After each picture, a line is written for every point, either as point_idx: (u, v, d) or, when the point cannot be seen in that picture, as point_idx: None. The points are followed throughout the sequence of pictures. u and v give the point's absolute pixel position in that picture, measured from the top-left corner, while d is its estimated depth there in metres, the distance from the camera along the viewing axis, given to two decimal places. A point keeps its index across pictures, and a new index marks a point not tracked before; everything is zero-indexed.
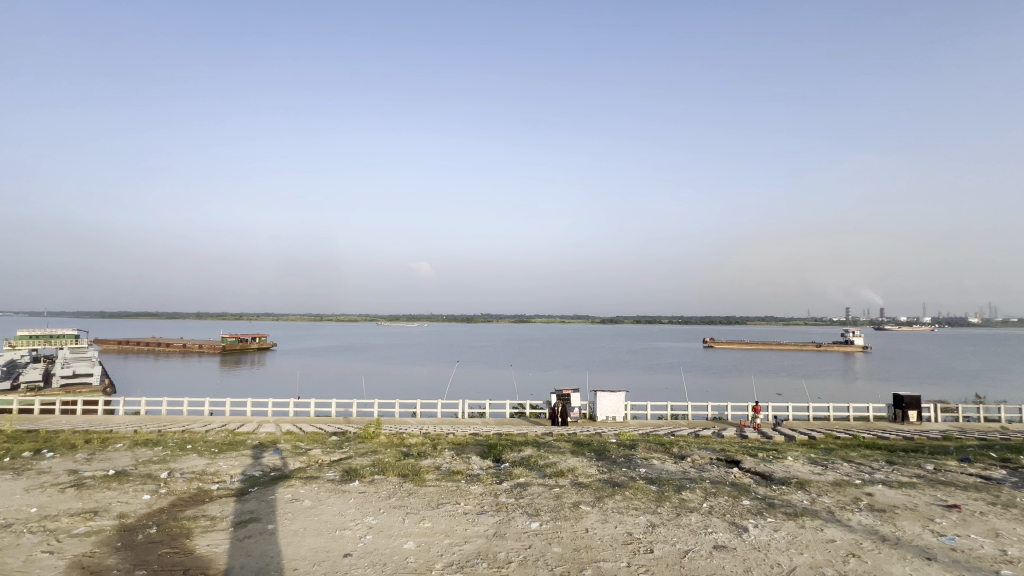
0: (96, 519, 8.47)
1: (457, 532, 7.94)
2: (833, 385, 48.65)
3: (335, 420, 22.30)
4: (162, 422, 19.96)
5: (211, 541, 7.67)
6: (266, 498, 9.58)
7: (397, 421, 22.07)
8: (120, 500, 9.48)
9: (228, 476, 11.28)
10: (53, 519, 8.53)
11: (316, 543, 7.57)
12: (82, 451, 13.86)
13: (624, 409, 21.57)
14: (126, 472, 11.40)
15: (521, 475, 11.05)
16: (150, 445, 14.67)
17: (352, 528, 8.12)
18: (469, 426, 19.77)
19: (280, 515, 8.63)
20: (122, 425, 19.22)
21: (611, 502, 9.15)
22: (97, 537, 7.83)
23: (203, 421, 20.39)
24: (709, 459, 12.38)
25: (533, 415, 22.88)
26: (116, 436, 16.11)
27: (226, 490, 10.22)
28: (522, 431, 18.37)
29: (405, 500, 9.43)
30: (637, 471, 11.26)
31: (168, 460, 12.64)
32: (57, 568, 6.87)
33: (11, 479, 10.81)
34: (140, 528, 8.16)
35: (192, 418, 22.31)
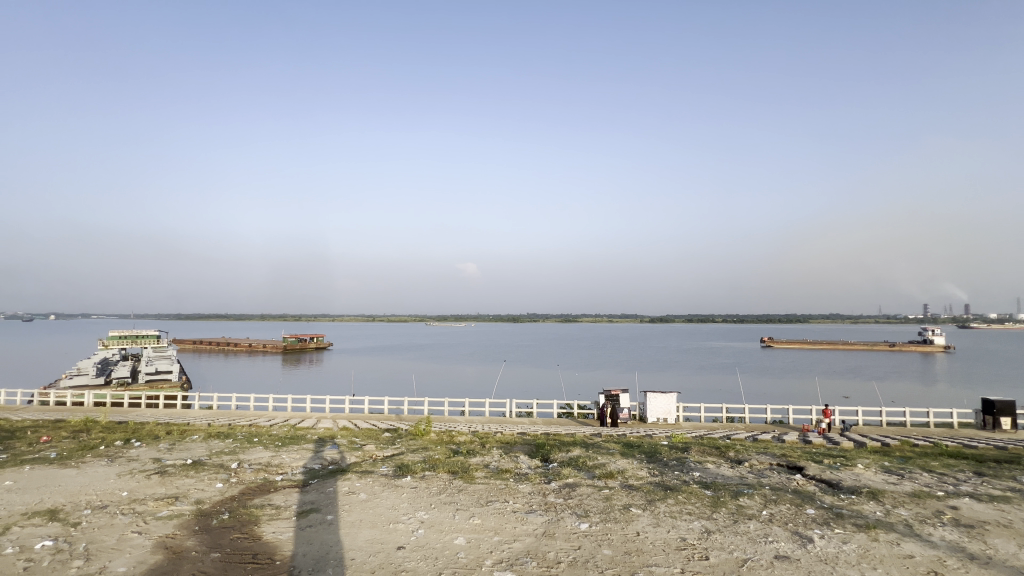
0: (177, 504, 9.23)
1: (506, 530, 7.99)
2: (911, 388, 44.74)
3: (388, 417, 23.09)
4: (231, 416, 21.47)
5: (276, 528, 8.16)
6: (325, 490, 10.05)
7: (447, 419, 22.51)
8: (197, 487, 10.30)
9: (290, 468, 11.94)
10: (141, 502, 9.39)
11: (371, 535, 7.87)
12: (163, 441, 15.12)
13: (675, 410, 20.91)
14: (201, 462, 12.35)
15: (570, 475, 10.98)
16: (220, 438, 15.75)
17: (405, 522, 8.37)
18: (517, 425, 19.88)
19: (338, 507, 9.05)
20: (198, 418, 20.86)
21: (664, 505, 8.89)
22: (178, 520, 8.54)
23: (268, 416, 21.70)
24: (769, 464, 11.75)
25: (581, 415, 22.66)
26: (192, 429, 17.45)
27: (289, 481, 10.86)
28: (570, 431, 18.25)
29: (455, 497, 9.62)
30: (690, 475, 10.89)
31: (237, 452, 13.57)
32: (145, 546, 7.54)
33: (105, 465, 11.97)
34: (215, 514, 8.81)
35: (257, 413, 23.83)
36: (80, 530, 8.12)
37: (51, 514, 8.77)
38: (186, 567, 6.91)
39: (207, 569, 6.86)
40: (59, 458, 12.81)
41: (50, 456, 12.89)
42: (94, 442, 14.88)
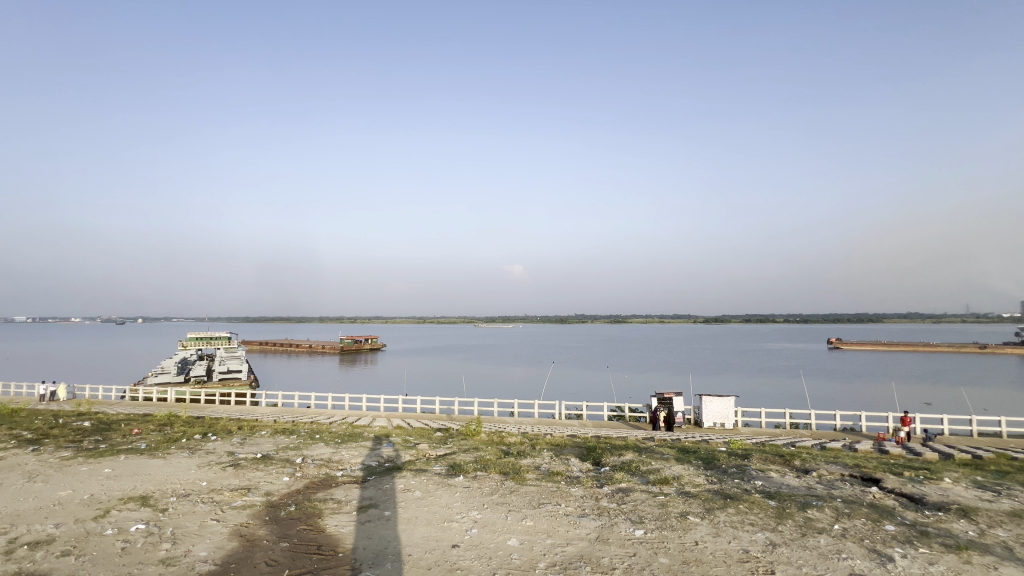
0: (249, 495, 9.91)
1: (559, 533, 7.96)
2: (1006, 395, 40.28)
3: (439, 417, 23.60)
4: (295, 414, 22.75)
5: (338, 522, 8.55)
6: (383, 487, 10.43)
7: (496, 419, 22.77)
8: (266, 479, 11.01)
9: (349, 464, 12.47)
10: (218, 492, 10.14)
11: (427, 532, 8.06)
12: (235, 436, 16.25)
13: (734, 415, 19.97)
14: (269, 456, 13.16)
15: (623, 480, 10.76)
16: (285, 434, 16.73)
17: (459, 521, 8.53)
18: (567, 427, 19.69)
19: (395, 504, 9.35)
20: (265, 415, 22.29)
21: (723, 515, 8.51)
22: (251, 510, 9.15)
23: (328, 414, 22.82)
24: (841, 476, 10.95)
25: (633, 419, 22.16)
26: (260, 425, 18.65)
27: (349, 477, 11.35)
28: (621, 434, 17.89)
29: (507, 498, 9.68)
30: (752, 483, 10.36)
31: (301, 448, 14.37)
32: (222, 533, 8.14)
33: (186, 457, 13.04)
34: (283, 506, 9.37)
35: (318, 411, 25.11)
36: (168, 516, 8.89)
37: (143, 500, 9.67)
38: (258, 555, 7.37)
39: (278, 557, 7.30)
40: (148, 449, 14.09)
41: (141, 448, 14.20)
42: (177, 435, 16.25)
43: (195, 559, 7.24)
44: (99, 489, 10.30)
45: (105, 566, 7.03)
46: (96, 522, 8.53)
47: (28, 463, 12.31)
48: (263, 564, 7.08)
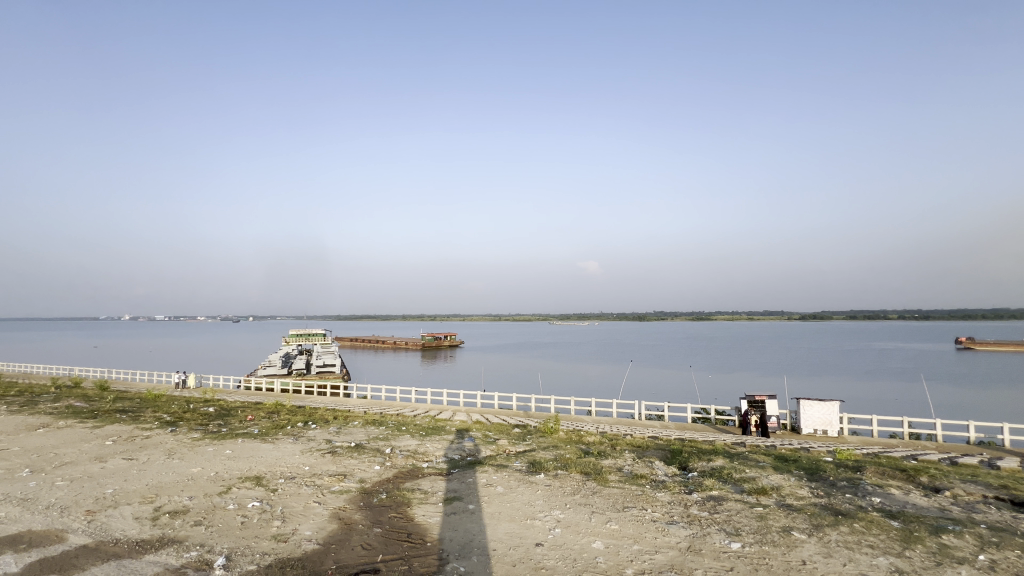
0: (345, 481, 10.65)
1: (646, 540, 7.62)
2: None
3: (517, 413, 23.82)
4: (383, 406, 24.18)
5: (425, 512, 8.89)
6: (466, 480, 10.68)
7: (574, 417, 22.52)
8: (360, 467, 11.78)
9: (434, 457, 12.96)
10: (318, 477, 11.03)
11: (510, 529, 8.12)
12: (331, 425, 17.57)
13: (838, 422, 17.98)
14: (361, 445, 14.06)
15: (714, 488, 10.08)
16: (374, 425, 17.78)
17: (542, 519, 8.48)
18: (648, 429, 18.91)
19: (479, 498, 9.52)
20: (357, 406, 23.93)
21: (836, 534, 7.65)
22: (347, 495, 9.82)
23: (412, 408, 23.94)
24: (982, 498, 9.39)
25: (720, 421, 20.80)
26: (352, 416, 20.02)
27: (434, 469, 11.77)
28: (707, 438, 16.85)
29: (590, 499, 9.47)
30: (867, 500, 9.21)
31: (390, 438, 15.20)
32: (324, 516, 8.78)
33: (290, 443, 14.32)
34: (375, 493, 9.95)
35: (403, 404, 26.45)
36: (277, 495, 9.79)
37: (257, 480, 10.76)
38: (355, 538, 7.87)
39: (372, 542, 7.72)
40: (259, 434, 15.68)
41: (254, 433, 15.83)
42: (283, 422, 17.93)
43: (302, 538, 7.88)
44: (222, 468, 11.63)
45: (229, 537, 7.88)
46: (220, 498, 9.62)
47: (166, 442, 14.22)
48: (360, 548, 7.52)
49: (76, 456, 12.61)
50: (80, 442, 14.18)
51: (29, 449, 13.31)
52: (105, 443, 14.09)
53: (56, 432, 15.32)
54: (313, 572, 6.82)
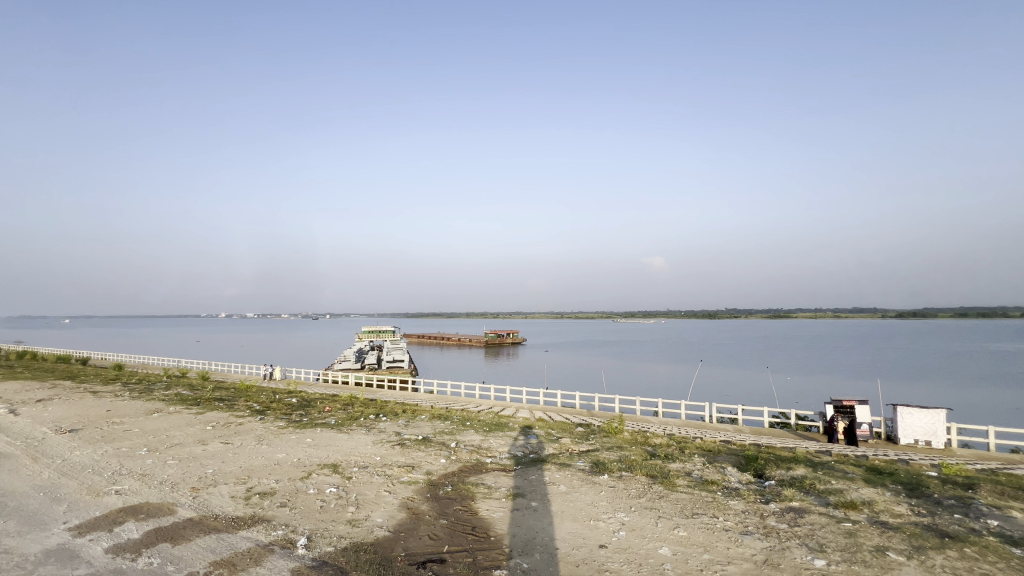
0: (413, 473, 11.09)
1: (718, 549, 7.24)
2: None
3: (580, 412, 23.54)
4: (449, 402, 24.90)
5: (489, 506, 9.05)
6: (529, 477, 10.74)
7: (639, 418, 21.87)
8: (427, 460, 12.22)
9: (497, 452, 13.15)
10: (389, 467, 11.59)
11: (573, 528, 8.07)
12: (400, 419, 18.36)
13: (944, 433, 16.01)
14: (428, 438, 14.59)
15: (794, 499, 9.36)
16: (440, 420, 18.34)
17: (606, 521, 8.32)
18: (719, 432, 17.94)
19: (542, 496, 9.53)
20: (424, 401, 24.82)
21: (942, 558, 6.82)
22: (415, 486, 10.23)
23: (476, 404, 24.46)
24: None
25: (802, 428, 19.27)
26: (420, 410, 20.80)
27: (497, 464, 11.94)
28: (786, 444, 15.69)
29: (657, 503, 9.15)
30: (980, 523, 8.12)
31: (455, 433, 15.62)
32: (394, 504, 9.21)
33: (363, 434, 15.14)
34: (441, 486, 10.27)
35: (467, 399, 27.07)
36: (352, 483, 10.41)
37: (334, 467, 11.51)
38: (423, 528, 8.17)
39: (439, 533, 7.97)
40: (335, 425, 16.72)
41: (331, 423, 16.92)
42: (357, 414, 19.02)
43: (374, 524, 8.31)
44: (304, 454, 12.56)
45: (310, 519, 8.49)
46: (302, 482, 10.40)
47: (256, 429, 15.59)
48: (427, 537, 7.80)
49: (183, 439, 14.17)
50: (186, 426, 15.94)
51: (146, 430, 15.15)
52: (206, 427, 15.72)
53: (167, 417, 17.31)
54: (385, 558, 7.15)
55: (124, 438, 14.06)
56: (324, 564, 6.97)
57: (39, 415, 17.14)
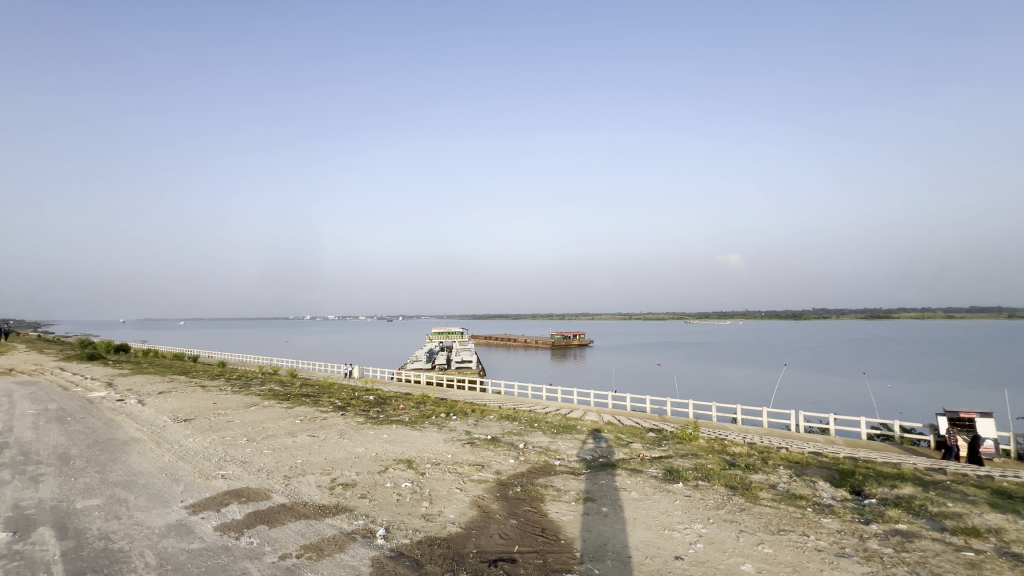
0: (483, 472, 11.31)
1: (808, 571, 6.66)
2: None
3: (652, 416, 22.73)
4: (516, 402, 25.11)
5: (559, 509, 9.00)
6: (599, 482, 10.53)
7: (716, 424, 20.73)
8: (496, 459, 12.41)
9: (566, 455, 13.06)
10: (460, 465, 11.91)
11: (646, 537, 7.80)
12: (470, 418, 18.83)
13: None
14: (497, 438, 14.83)
15: (901, 520, 8.39)
16: (508, 420, 18.55)
17: (681, 532, 7.95)
18: (808, 443, 16.52)
19: (613, 501, 9.32)
20: (492, 401, 25.27)
21: None
22: (485, 485, 10.42)
23: (543, 405, 24.49)
24: None
25: (908, 442, 17.21)
26: (488, 410, 21.19)
27: (566, 467, 11.85)
28: (889, 459, 14.10)
29: (737, 516, 8.59)
30: None
31: (523, 434, 15.74)
32: (465, 502, 9.43)
33: (435, 432, 15.71)
34: (511, 486, 10.37)
35: (534, 400, 27.14)
36: (426, 479, 10.82)
37: (409, 463, 12.02)
38: (493, 527, 8.29)
39: (509, 532, 8.05)
40: (409, 422, 17.47)
41: (405, 420, 17.72)
42: (429, 413, 19.77)
43: (446, 520, 8.57)
44: (381, 449, 13.27)
45: (388, 512, 8.92)
46: (380, 476, 10.97)
47: (338, 423, 16.69)
48: (498, 536, 7.90)
49: (275, 431, 15.50)
50: (278, 419, 17.43)
51: (246, 422, 16.77)
52: (295, 421, 17.09)
53: (263, 410, 19.05)
54: (457, 553, 7.35)
55: (227, 428, 15.65)
56: (401, 555, 7.28)
57: (161, 405, 19.59)
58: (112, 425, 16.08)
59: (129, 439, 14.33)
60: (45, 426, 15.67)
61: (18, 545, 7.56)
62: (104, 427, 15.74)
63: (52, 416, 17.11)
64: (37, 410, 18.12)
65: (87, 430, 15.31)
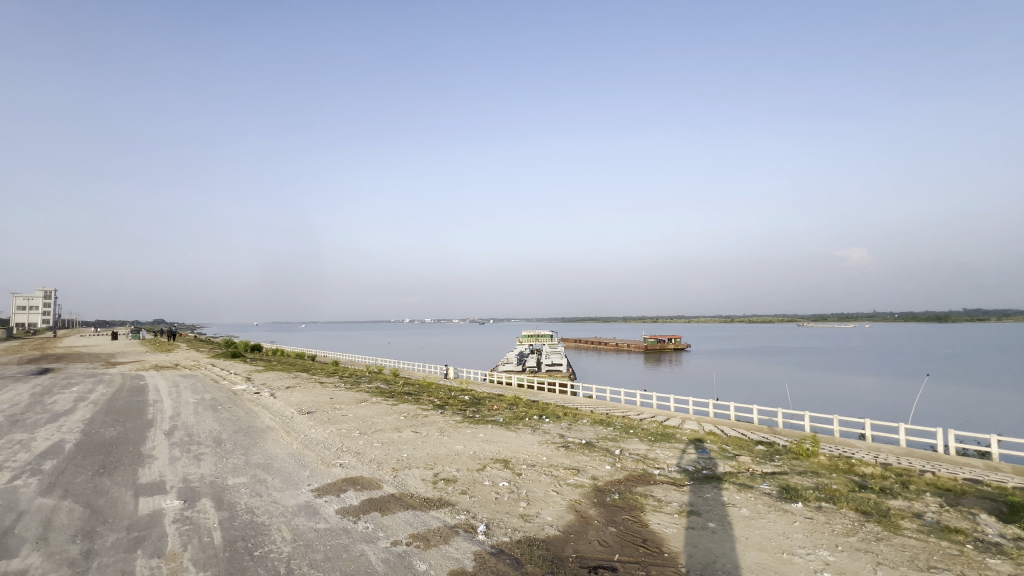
0: (580, 476, 11.20)
1: None
2: None
3: (760, 428, 20.89)
4: (610, 408, 24.57)
5: (660, 521, 8.62)
6: (704, 495, 9.90)
7: (839, 440, 18.46)
8: (592, 464, 12.22)
9: (665, 464, 12.47)
10: (555, 468, 11.91)
11: (761, 558, 7.19)
12: (562, 421, 18.76)
13: None
14: (592, 443, 14.62)
15: None
16: (601, 425, 18.23)
17: (803, 557, 7.19)
18: (962, 468, 14.01)
19: (720, 516, 8.72)
20: (584, 405, 25.04)
21: None
22: (582, 490, 10.30)
23: (638, 411, 23.67)
24: None
25: None
26: (581, 414, 20.99)
27: (666, 477, 11.31)
28: None
29: (874, 546, 7.56)
30: None
31: (618, 440, 15.34)
32: (562, 505, 9.42)
33: (529, 434, 15.91)
34: (608, 492, 10.14)
35: (628, 406, 26.34)
36: (522, 479, 10.98)
37: (505, 463, 12.28)
38: (591, 533, 8.17)
39: (608, 540, 7.88)
40: (503, 423, 17.88)
41: (499, 421, 18.17)
42: (522, 414, 20.10)
43: (544, 522, 8.62)
44: (479, 448, 13.73)
45: (488, 509, 9.20)
46: (479, 474, 11.36)
47: (438, 421, 17.58)
48: (597, 543, 7.78)
49: (383, 425, 16.80)
50: (385, 415, 18.84)
51: (358, 416, 18.37)
52: (399, 417, 18.36)
53: (372, 406, 20.77)
54: (557, 556, 7.36)
55: (342, 421, 17.26)
56: (502, 552, 7.48)
57: (289, 398, 22.24)
58: (252, 414, 18.56)
59: (265, 427, 16.40)
60: (202, 412, 18.52)
61: (188, 511, 9.04)
62: (246, 416, 18.19)
63: (207, 405, 20.18)
64: (197, 398, 21.51)
65: (233, 417, 17.83)
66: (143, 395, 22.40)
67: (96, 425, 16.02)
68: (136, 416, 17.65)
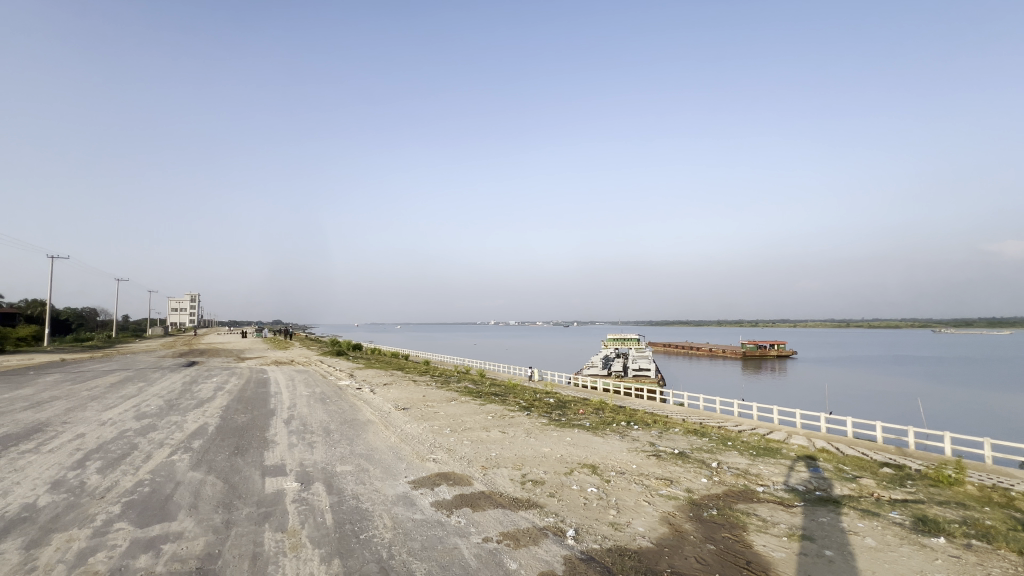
0: (672, 488, 10.65)
1: None
2: None
3: (887, 448, 18.35)
4: (703, 417, 23.17)
5: (767, 543, 7.92)
6: (819, 519, 8.92)
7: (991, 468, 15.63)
8: (686, 476, 11.56)
9: (771, 481, 11.44)
10: (646, 477, 11.45)
11: None
12: (653, 429, 18.02)
13: None
14: (686, 454, 13.82)
15: None
16: (696, 435, 17.21)
17: None
18: None
19: (839, 545, 7.80)
20: (675, 413, 23.85)
21: None
22: (676, 502, 9.79)
23: (736, 423, 22.00)
24: None
25: None
26: (672, 422, 19.97)
27: (772, 496, 10.37)
28: None
29: None
30: None
31: (715, 452, 14.34)
32: (655, 517, 9.03)
33: (617, 440, 15.51)
34: (705, 507, 9.54)
35: (723, 417, 24.61)
36: (611, 486, 10.71)
37: (593, 468, 12.07)
38: (687, 548, 7.74)
39: (706, 557, 7.42)
40: (590, 427, 17.59)
41: (586, 426, 17.88)
42: (610, 419, 19.62)
43: (635, 532, 8.32)
44: (566, 451, 13.65)
45: (576, 514, 9.10)
46: (566, 477, 11.28)
47: (524, 423, 17.75)
48: (694, 560, 7.34)
49: (472, 424, 17.38)
50: (473, 414, 19.48)
51: (448, 414, 19.18)
52: (487, 417, 18.88)
53: (460, 405, 21.56)
54: (650, 569, 7.08)
55: (434, 418, 18.15)
56: (592, 560, 7.35)
57: (386, 394, 23.91)
58: (355, 407, 20.22)
59: (367, 420, 17.78)
60: (313, 404, 20.58)
61: (305, 493, 10.07)
62: (351, 409, 19.85)
63: (317, 397, 22.32)
64: (309, 392, 23.92)
65: (340, 410, 19.56)
66: (266, 387, 25.46)
67: (231, 411, 18.49)
68: (262, 405, 20.10)
